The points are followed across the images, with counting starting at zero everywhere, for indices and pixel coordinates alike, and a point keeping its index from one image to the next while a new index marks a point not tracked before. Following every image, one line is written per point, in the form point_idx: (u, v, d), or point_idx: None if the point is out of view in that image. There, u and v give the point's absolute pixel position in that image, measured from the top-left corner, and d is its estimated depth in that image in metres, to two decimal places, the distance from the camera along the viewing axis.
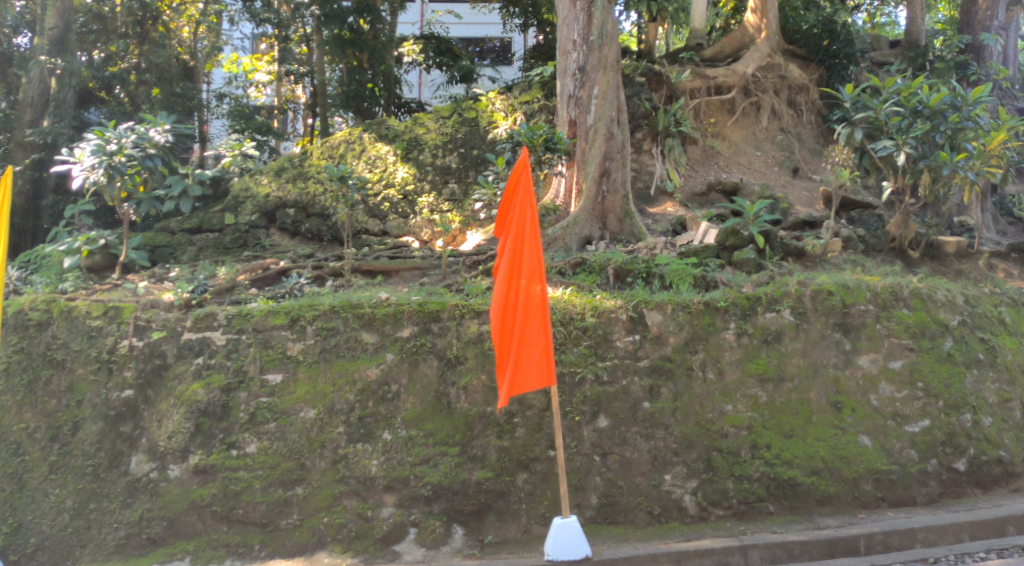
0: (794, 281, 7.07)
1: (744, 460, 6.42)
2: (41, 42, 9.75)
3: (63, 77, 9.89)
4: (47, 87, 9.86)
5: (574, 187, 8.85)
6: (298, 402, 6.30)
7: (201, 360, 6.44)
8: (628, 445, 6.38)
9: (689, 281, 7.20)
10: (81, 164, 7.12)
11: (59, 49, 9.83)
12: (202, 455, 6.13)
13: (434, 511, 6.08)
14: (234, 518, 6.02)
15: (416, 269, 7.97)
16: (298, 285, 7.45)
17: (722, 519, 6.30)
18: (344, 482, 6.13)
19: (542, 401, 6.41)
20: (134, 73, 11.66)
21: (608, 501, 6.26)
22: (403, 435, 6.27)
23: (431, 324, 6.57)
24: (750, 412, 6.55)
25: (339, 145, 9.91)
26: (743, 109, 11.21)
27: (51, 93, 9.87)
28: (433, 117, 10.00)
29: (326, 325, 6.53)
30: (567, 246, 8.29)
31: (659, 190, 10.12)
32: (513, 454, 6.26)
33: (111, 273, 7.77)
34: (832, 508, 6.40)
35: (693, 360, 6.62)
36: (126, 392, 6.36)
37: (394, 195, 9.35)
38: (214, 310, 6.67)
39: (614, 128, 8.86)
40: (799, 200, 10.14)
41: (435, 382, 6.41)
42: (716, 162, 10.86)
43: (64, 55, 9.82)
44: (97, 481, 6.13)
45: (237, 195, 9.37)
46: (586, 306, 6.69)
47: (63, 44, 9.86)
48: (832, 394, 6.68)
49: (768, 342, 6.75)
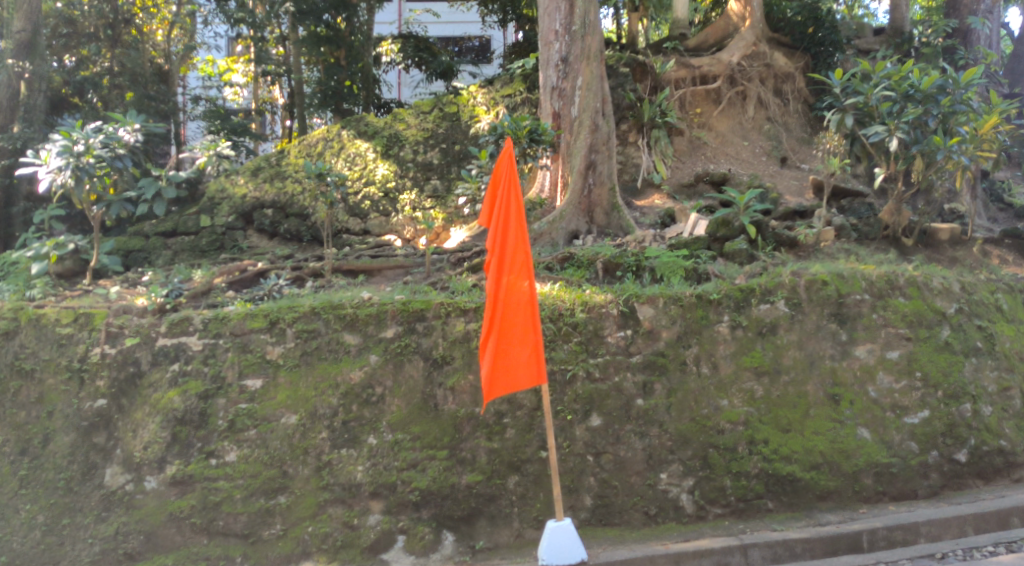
0: (787, 271, 6.88)
1: (742, 456, 6.24)
2: (7, 45, 9.48)
3: (31, 81, 9.61)
4: (16, 91, 9.51)
5: (559, 180, 8.68)
6: (278, 408, 6.07)
7: (177, 367, 6.19)
8: (622, 443, 6.18)
9: (680, 273, 7.02)
10: (48, 166, 6.82)
11: (28, 53, 9.54)
12: (179, 466, 5.88)
13: (423, 517, 5.88)
14: (215, 530, 5.78)
15: (398, 268, 7.77)
16: (277, 286, 7.17)
17: (720, 518, 6.12)
18: (328, 489, 5.90)
19: (532, 400, 6.17)
20: (106, 76, 11.31)
21: (603, 502, 6.07)
22: (389, 439, 6.04)
23: (416, 324, 6.33)
24: (746, 406, 6.37)
25: (318, 142, 9.68)
26: (729, 98, 11.06)
27: (21, 97, 9.52)
28: (413, 112, 9.77)
29: (306, 327, 6.28)
30: (554, 241, 8.08)
31: (646, 182, 9.97)
32: (504, 456, 6.04)
33: (82, 279, 7.48)
34: (832, 504, 6.24)
35: (687, 355, 6.43)
36: (99, 402, 6.10)
37: (375, 193, 9.17)
38: (189, 315, 6.39)
39: (599, 119, 8.65)
40: (788, 189, 9.99)
41: (421, 384, 6.19)
42: (703, 153, 10.69)
43: (32, 58, 9.57)
44: (71, 495, 5.86)
45: (213, 197, 9.11)
46: (575, 301, 6.48)
47: (33, 47, 9.57)
48: (830, 386, 6.52)
49: (763, 334, 6.57)
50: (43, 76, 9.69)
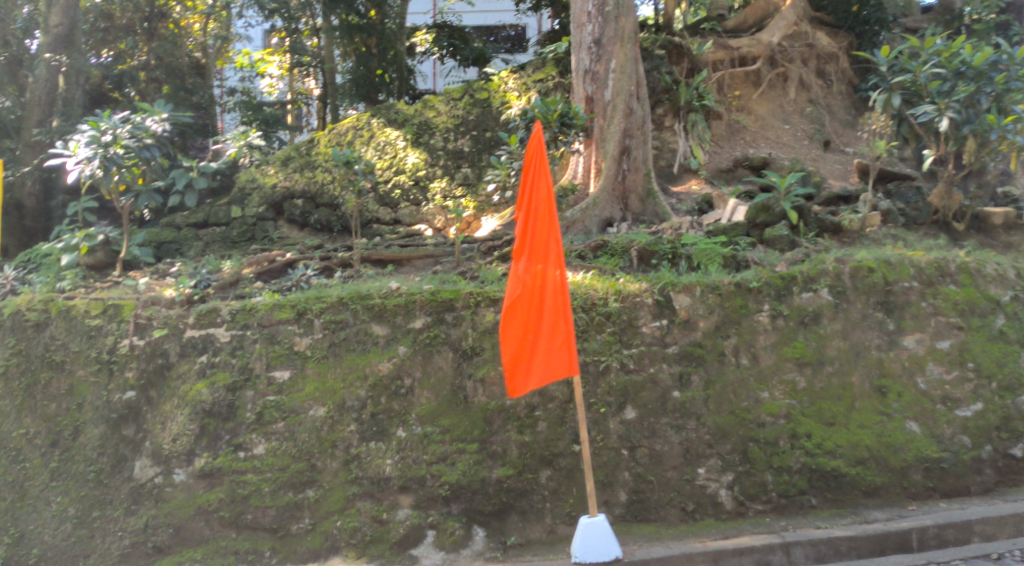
0: (831, 258, 6.60)
1: (784, 451, 5.98)
2: (44, 38, 9.43)
3: (69, 75, 9.63)
4: (54, 86, 9.52)
5: (592, 166, 8.41)
6: (307, 400, 5.98)
7: (205, 358, 6.14)
8: (658, 437, 5.97)
9: (718, 261, 6.78)
10: (76, 157, 6.79)
11: (65, 47, 9.49)
12: (208, 458, 5.83)
13: (453, 512, 5.73)
14: (244, 524, 5.71)
15: (428, 257, 7.62)
16: (305, 276, 7.12)
17: (760, 514, 5.88)
18: (357, 483, 5.79)
19: (564, 392, 6.00)
20: (141, 72, 11.35)
21: (638, 498, 5.87)
22: (418, 432, 5.91)
23: (445, 314, 6.20)
24: (788, 398, 6.11)
25: (348, 131, 9.51)
26: (769, 80, 10.69)
27: (59, 91, 9.54)
28: (443, 99, 9.57)
29: (334, 318, 6.19)
30: (587, 229, 7.83)
31: (682, 168, 9.70)
32: (535, 450, 5.88)
33: (113, 271, 7.45)
34: (880, 500, 5.95)
35: (726, 345, 6.19)
36: (128, 394, 6.07)
37: (406, 180, 8.98)
38: (217, 305, 6.35)
39: (633, 103, 8.42)
40: (832, 173, 9.64)
41: (451, 375, 6.05)
42: (742, 137, 10.35)
43: (69, 53, 9.54)
44: (100, 488, 5.83)
45: (244, 187, 9.05)
46: (608, 291, 6.27)
47: (70, 42, 9.53)
48: (876, 378, 6.23)
49: (805, 324, 6.31)
50: (80, 70, 9.69)
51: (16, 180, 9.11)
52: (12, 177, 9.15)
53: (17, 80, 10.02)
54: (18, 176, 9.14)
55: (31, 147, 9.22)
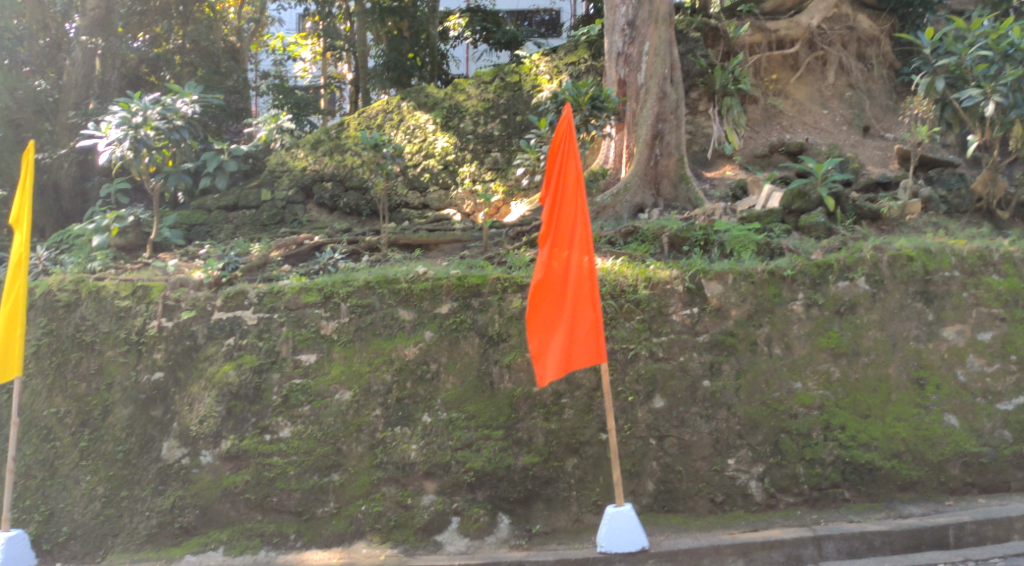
0: (869, 246, 6.40)
1: (817, 442, 5.83)
2: (82, 22, 9.50)
3: (105, 58, 9.68)
4: (91, 68, 9.56)
5: (624, 150, 8.31)
6: (333, 384, 5.97)
7: (232, 341, 6.17)
8: (687, 427, 5.86)
9: (752, 248, 6.61)
10: (109, 139, 6.83)
11: (101, 29, 9.56)
12: (234, 440, 5.85)
13: (478, 499, 5.67)
14: (269, 506, 5.71)
15: (455, 242, 7.57)
16: (332, 260, 7.06)
17: (792, 507, 5.73)
18: (382, 468, 5.76)
19: (592, 380, 5.91)
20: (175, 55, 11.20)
21: (666, 488, 5.77)
22: (443, 418, 5.87)
23: (472, 300, 6.14)
24: (822, 389, 5.96)
25: (377, 115, 9.41)
26: (807, 64, 10.47)
27: (95, 74, 9.58)
28: (473, 82, 9.39)
29: (361, 302, 6.18)
30: (618, 215, 7.75)
31: (717, 153, 9.47)
32: (562, 438, 5.80)
33: (143, 252, 7.49)
34: (916, 495, 5.78)
35: (758, 334, 6.05)
36: (156, 374, 6.12)
37: (434, 164, 8.88)
38: (245, 288, 6.38)
39: (667, 86, 8.21)
40: (871, 159, 9.41)
41: (477, 360, 6.00)
42: (779, 122, 10.13)
43: (106, 35, 9.61)
44: (129, 468, 5.87)
45: (273, 169, 8.98)
46: (638, 277, 6.16)
47: (107, 25, 9.60)
48: (914, 369, 6.05)
49: (841, 313, 6.14)
50: (116, 53, 9.72)
51: (52, 162, 9.12)
52: (48, 158, 9.12)
53: (56, 62, 9.87)
54: (54, 157, 9.14)
55: (67, 130, 9.29)
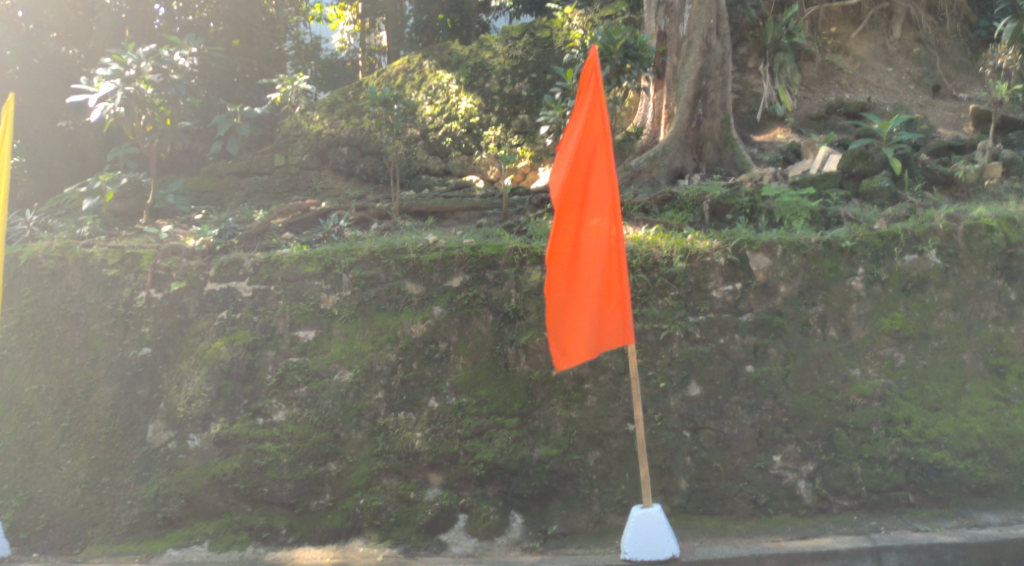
0: (942, 215, 5.59)
1: (877, 438, 5.07)
2: None
3: (132, 25, 8.59)
4: (119, 35, 8.53)
5: (663, 111, 7.46)
6: (332, 363, 5.42)
7: (225, 314, 5.66)
8: (726, 418, 5.15)
9: (804, 216, 5.88)
10: (99, 94, 6.23)
11: None
12: (224, 424, 5.34)
13: (488, 495, 5.07)
14: (259, 497, 5.18)
15: (473, 209, 6.93)
16: (336, 227, 6.50)
17: (847, 512, 4.96)
18: (383, 457, 5.19)
19: (619, 363, 5.26)
20: (213, 24, 9.10)
21: (701, 487, 5.05)
22: (452, 403, 5.27)
23: (486, 272, 5.52)
24: (883, 378, 5.19)
25: (398, 74, 8.78)
26: (871, 17, 9.56)
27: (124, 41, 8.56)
28: (501, 39, 8.74)
29: (364, 274, 5.60)
30: (654, 180, 6.96)
31: (767, 115, 8.59)
32: (584, 428, 5.17)
33: (139, 218, 6.99)
34: (993, 501, 4.96)
35: (810, 314, 5.32)
36: (143, 350, 5.65)
37: (457, 128, 8.16)
38: (240, 257, 5.82)
39: (712, 38, 7.39)
40: (941, 121, 8.49)
41: (490, 340, 5.39)
42: (838, 80, 9.19)
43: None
44: (112, 451, 5.41)
45: (287, 133, 8.42)
46: (673, 248, 5.45)
47: None
48: (992, 356, 5.26)
49: (908, 291, 5.36)
50: (144, 19, 8.61)
51: (75, 130, 8.46)
52: (70, 127, 8.45)
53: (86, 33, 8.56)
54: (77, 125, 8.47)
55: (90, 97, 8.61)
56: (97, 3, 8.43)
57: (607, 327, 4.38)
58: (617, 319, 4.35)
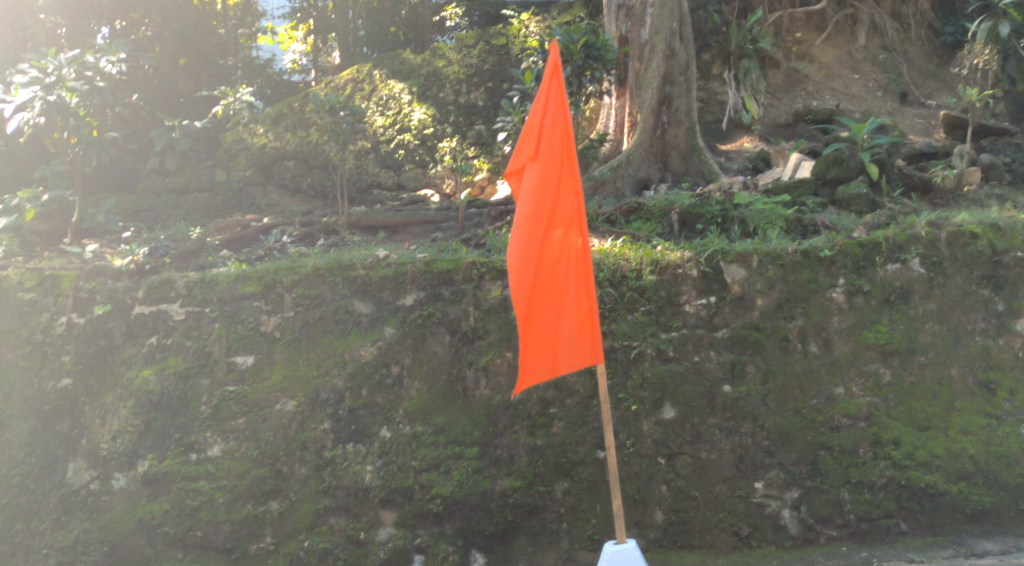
0: (923, 221, 5.30)
1: (865, 462, 4.71)
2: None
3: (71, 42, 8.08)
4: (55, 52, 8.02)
5: (626, 119, 7.20)
6: (273, 392, 4.93)
7: (154, 340, 5.16)
8: (704, 443, 4.77)
9: (780, 225, 5.55)
10: (16, 103, 5.74)
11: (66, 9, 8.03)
12: (152, 461, 4.81)
13: (446, 533, 4.61)
14: (192, 542, 4.66)
15: (427, 223, 6.54)
16: (278, 244, 6.08)
17: (835, 543, 4.60)
18: (330, 494, 4.70)
19: (587, 385, 4.83)
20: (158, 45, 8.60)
21: (678, 519, 4.67)
22: (406, 432, 4.81)
23: (441, 289, 5.09)
24: (868, 396, 4.85)
25: (346, 85, 8.36)
26: (835, 24, 9.39)
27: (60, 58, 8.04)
28: (454, 47, 8.35)
29: (308, 292, 5.16)
30: (619, 191, 6.61)
31: (733, 123, 8.33)
32: (550, 456, 4.73)
33: (63, 239, 6.44)
34: (989, 527, 4.62)
35: (790, 329, 4.97)
36: (64, 381, 5.14)
37: (410, 139, 7.78)
38: (171, 276, 5.35)
39: (676, 43, 7.09)
40: (912, 128, 8.29)
41: (447, 363, 4.95)
42: (804, 88, 9.01)
43: (70, 14, 8.05)
44: (27, 495, 4.88)
45: (229, 147, 7.91)
46: (642, 260, 5.08)
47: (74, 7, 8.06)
48: (982, 370, 4.94)
49: (891, 302, 5.04)
50: (84, 36, 8.13)
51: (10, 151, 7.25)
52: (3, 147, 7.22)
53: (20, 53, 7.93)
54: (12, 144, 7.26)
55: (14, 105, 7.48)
56: (31, 19, 7.89)
57: (561, 349, 3.75)
58: (572, 343, 3.70)
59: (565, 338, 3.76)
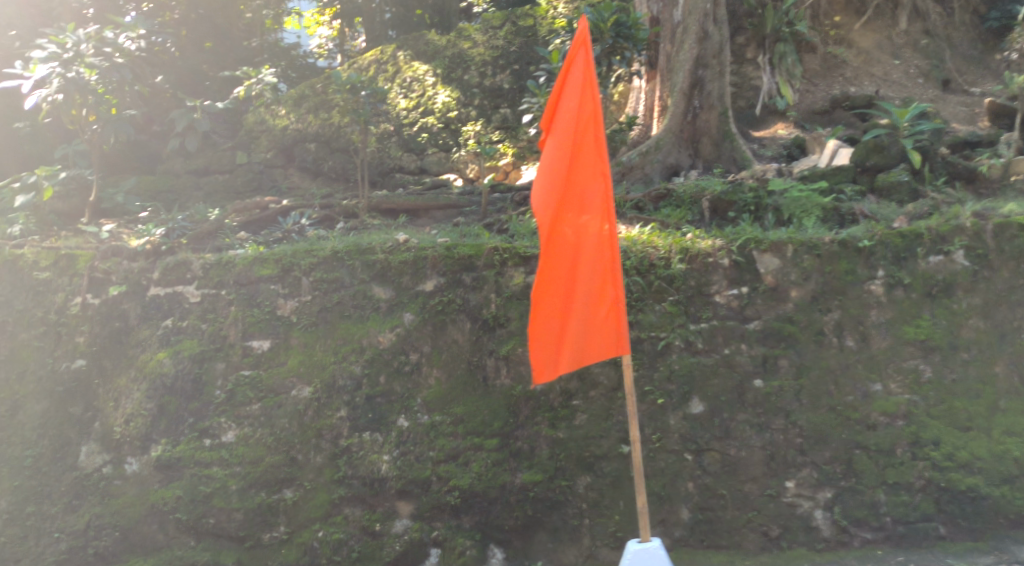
0: (969, 211, 5.03)
1: (902, 463, 4.50)
2: None
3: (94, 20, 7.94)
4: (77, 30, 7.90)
5: (656, 103, 6.98)
6: (289, 377, 4.81)
7: (169, 323, 5.06)
8: (733, 439, 4.58)
9: (816, 213, 5.32)
10: (34, 79, 5.58)
11: None
12: (166, 446, 4.72)
13: (464, 526, 4.48)
14: (204, 530, 4.56)
15: (449, 207, 6.38)
16: (297, 226, 6.01)
17: (869, 546, 4.40)
18: (345, 484, 4.57)
19: (612, 377, 4.65)
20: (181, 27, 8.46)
21: (705, 517, 4.50)
22: (424, 422, 4.67)
23: (463, 275, 4.92)
24: (907, 394, 4.62)
25: (370, 66, 8.17)
26: (875, 8, 9.06)
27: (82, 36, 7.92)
28: (480, 28, 8.16)
29: (326, 276, 5.01)
30: (647, 177, 6.41)
31: (766, 109, 8.08)
32: (572, 450, 4.57)
33: (81, 219, 6.36)
34: None
35: (825, 322, 4.75)
36: (78, 362, 5.05)
37: (434, 123, 7.62)
38: (187, 257, 5.22)
39: (709, 24, 6.85)
40: (954, 116, 7.97)
41: (467, 351, 4.79)
42: (841, 74, 8.71)
43: None
44: (38, 478, 4.80)
45: (251, 129, 7.81)
46: (671, 248, 4.88)
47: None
48: None
49: (933, 296, 4.79)
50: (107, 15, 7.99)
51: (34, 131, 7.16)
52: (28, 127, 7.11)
53: None
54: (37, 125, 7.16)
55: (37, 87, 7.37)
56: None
57: (576, 338, 3.60)
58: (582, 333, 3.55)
59: (579, 327, 3.60)
